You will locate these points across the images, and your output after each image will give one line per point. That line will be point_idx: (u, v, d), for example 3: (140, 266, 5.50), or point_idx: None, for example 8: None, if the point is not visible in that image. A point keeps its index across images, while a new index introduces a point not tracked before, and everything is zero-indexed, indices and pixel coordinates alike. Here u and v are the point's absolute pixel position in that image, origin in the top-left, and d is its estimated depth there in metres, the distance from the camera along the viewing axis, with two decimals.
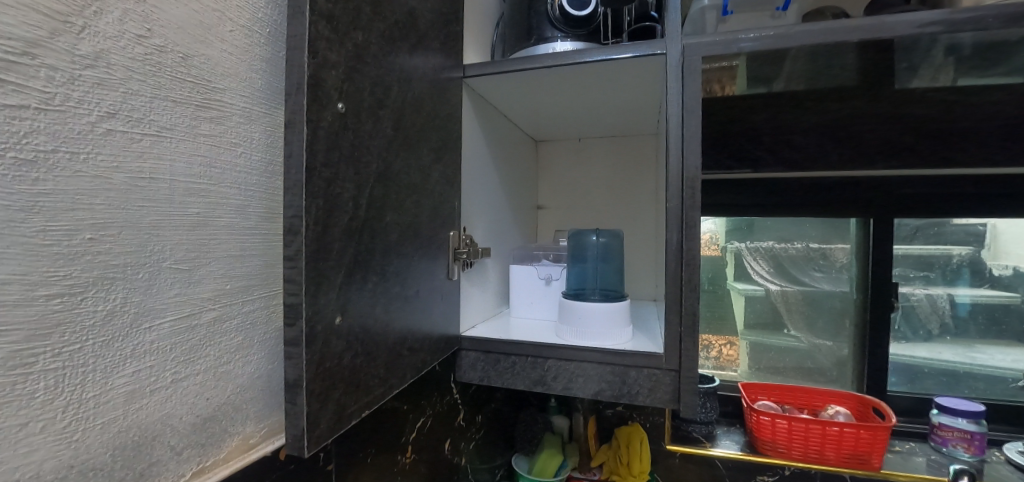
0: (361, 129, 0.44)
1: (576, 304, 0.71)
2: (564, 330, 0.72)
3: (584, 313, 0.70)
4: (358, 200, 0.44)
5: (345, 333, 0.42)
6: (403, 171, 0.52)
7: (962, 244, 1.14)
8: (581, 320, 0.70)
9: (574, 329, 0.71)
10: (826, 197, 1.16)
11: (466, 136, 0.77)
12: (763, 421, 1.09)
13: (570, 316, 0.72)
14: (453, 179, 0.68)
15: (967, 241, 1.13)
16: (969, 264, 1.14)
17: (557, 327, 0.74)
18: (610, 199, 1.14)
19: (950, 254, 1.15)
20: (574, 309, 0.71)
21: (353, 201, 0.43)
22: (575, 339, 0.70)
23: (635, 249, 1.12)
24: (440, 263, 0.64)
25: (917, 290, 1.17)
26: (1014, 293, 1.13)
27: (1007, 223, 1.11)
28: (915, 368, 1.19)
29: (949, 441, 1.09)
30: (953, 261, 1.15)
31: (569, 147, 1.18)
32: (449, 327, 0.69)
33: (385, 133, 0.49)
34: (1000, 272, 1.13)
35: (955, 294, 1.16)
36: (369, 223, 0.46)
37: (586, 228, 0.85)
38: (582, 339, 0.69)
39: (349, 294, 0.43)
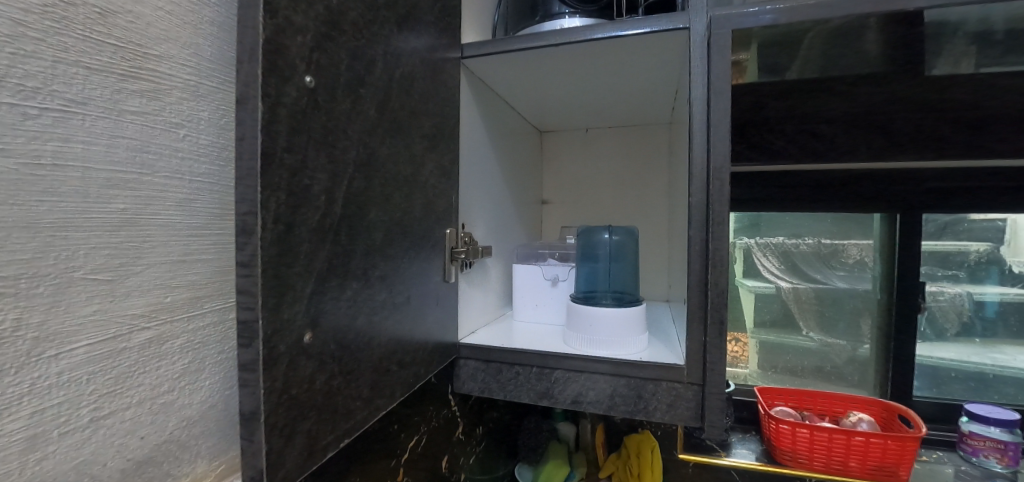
0: (336, 109, 0.37)
1: (587, 311, 0.64)
2: (574, 339, 0.65)
3: (596, 321, 0.63)
4: (333, 193, 0.37)
5: (316, 353, 0.35)
6: (390, 161, 0.45)
7: (979, 240, 1.06)
8: (593, 328, 0.63)
9: (584, 338, 0.64)
10: (850, 190, 1.09)
11: (464, 124, 0.69)
12: (782, 429, 1.01)
13: (581, 324, 0.64)
14: (450, 171, 0.61)
15: (985, 237, 1.06)
16: (988, 261, 1.06)
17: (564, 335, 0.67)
18: (620, 193, 1.07)
19: (967, 251, 1.07)
20: (585, 316, 0.64)
21: (326, 195, 0.36)
22: (587, 349, 0.63)
23: (647, 246, 1.05)
24: (435, 265, 0.57)
25: (942, 289, 1.08)
26: None
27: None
28: (940, 371, 1.10)
29: (980, 452, 0.98)
30: (970, 257, 1.07)
31: (576, 138, 1.11)
32: (446, 335, 0.62)
33: (367, 115, 0.42)
34: (1021, 268, 1.05)
35: (973, 293, 1.08)
36: (347, 220, 0.39)
37: (598, 226, 0.76)
38: (594, 350, 0.62)
39: (321, 305, 0.36)
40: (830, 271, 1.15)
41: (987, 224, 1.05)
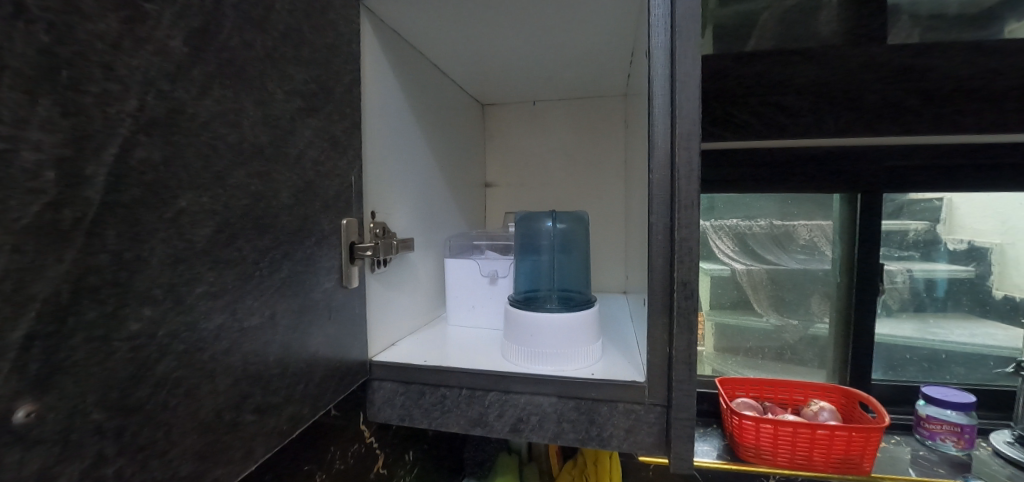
0: (82, 30, 0.23)
1: (527, 318, 0.53)
2: (514, 352, 0.53)
3: (539, 331, 0.51)
4: (78, 169, 0.22)
5: (45, 434, 0.21)
6: (222, 122, 0.31)
7: (919, 219, 1.02)
8: (535, 338, 0.52)
9: (526, 350, 0.52)
10: (811, 167, 1.01)
11: (372, 84, 0.55)
12: (746, 424, 0.93)
13: (522, 335, 0.53)
14: (343, 143, 0.46)
15: (924, 216, 1.02)
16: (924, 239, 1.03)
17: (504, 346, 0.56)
18: (571, 175, 0.96)
19: (906, 230, 1.03)
20: (525, 323, 0.53)
21: (59, 172, 0.22)
22: (531, 365, 0.51)
23: (602, 233, 0.94)
24: (321, 267, 0.43)
25: (892, 269, 1.04)
26: (969, 267, 1.03)
27: (964, 198, 1.01)
28: (895, 352, 1.06)
29: (937, 435, 0.94)
30: (909, 236, 1.03)
31: (522, 112, 0.98)
32: (347, 356, 0.48)
33: (166, 48, 0.27)
34: (954, 247, 1.03)
35: (913, 270, 1.04)
36: (122, 212, 0.24)
37: (539, 212, 0.63)
38: (539, 365, 0.51)
39: (58, 354, 0.22)
40: (789, 254, 1.08)
41: (925, 203, 1.02)
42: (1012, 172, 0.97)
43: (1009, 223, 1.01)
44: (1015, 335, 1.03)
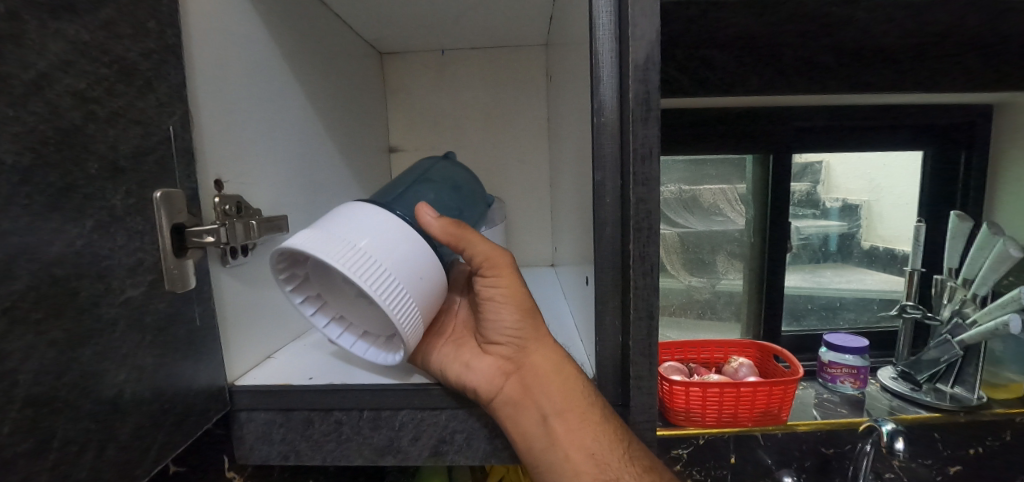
0: None
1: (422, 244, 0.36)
2: (364, 263, 0.32)
3: (431, 276, 0.36)
4: None
5: None
6: None
7: (800, 180, 1.06)
8: (422, 282, 0.35)
9: (396, 280, 0.33)
10: (730, 129, 1.00)
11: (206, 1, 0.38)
12: (676, 389, 0.91)
13: (401, 261, 0.34)
14: (144, 73, 0.30)
15: (803, 176, 1.05)
16: (804, 200, 1.07)
17: (325, 247, 0.32)
18: (488, 136, 0.85)
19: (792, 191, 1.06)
20: (421, 255, 0.36)
21: None
22: (373, 293, 0.32)
23: (525, 202, 0.86)
24: (119, 272, 0.28)
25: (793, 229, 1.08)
26: (840, 221, 1.10)
27: (840, 158, 1.06)
28: (800, 305, 1.12)
29: (837, 378, 1.01)
30: (794, 197, 1.06)
31: (428, 62, 0.83)
32: (189, 391, 0.33)
33: None
34: (831, 206, 1.09)
35: (800, 228, 1.08)
36: None
37: (448, 173, 0.52)
38: (380, 279, 0.32)
39: None
40: (703, 218, 1.08)
41: (808, 167, 1.05)
42: (901, 132, 1.03)
43: (876, 181, 1.08)
44: (884, 279, 1.13)
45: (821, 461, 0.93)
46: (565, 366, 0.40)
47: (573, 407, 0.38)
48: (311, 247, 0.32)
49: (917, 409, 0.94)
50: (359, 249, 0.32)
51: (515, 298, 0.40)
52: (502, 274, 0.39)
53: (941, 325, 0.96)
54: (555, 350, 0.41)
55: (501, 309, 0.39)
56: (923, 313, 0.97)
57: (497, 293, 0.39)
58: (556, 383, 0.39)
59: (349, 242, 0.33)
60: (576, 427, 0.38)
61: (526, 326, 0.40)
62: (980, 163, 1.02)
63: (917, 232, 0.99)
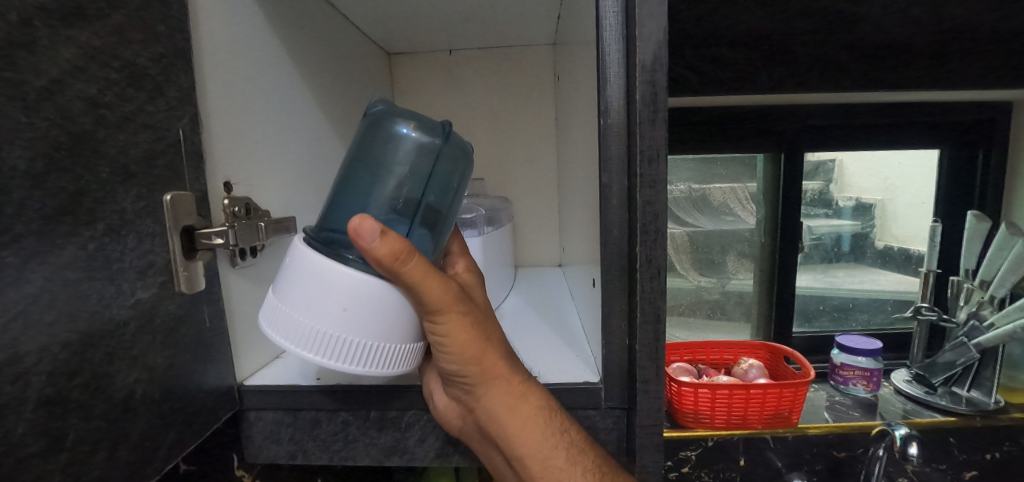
0: None
1: (334, 276, 0.32)
2: (305, 332, 0.33)
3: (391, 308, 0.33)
4: None
5: None
6: None
7: (814, 179, 1.04)
8: (352, 315, 0.32)
9: (330, 334, 0.32)
10: (740, 128, 0.99)
11: (213, 4, 0.38)
12: (685, 391, 0.90)
13: (322, 309, 0.32)
14: (153, 77, 0.30)
15: (816, 175, 1.04)
16: (818, 199, 1.05)
17: (276, 320, 0.33)
18: (495, 136, 0.85)
19: (805, 190, 1.04)
20: (336, 290, 0.32)
21: None
22: (325, 357, 0.33)
23: (532, 201, 0.86)
24: (129, 275, 0.28)
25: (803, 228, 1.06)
26: (853, 221, 1.08)
27: (852, 157, 1.04)
28: (812, 306, 1.11)
29: (849, 381, 0.99)
30: (806, 196, 1.05)
31: (435, 62, 0.83)
32: (199, 392, 0.34)
33: None
34: (844, 205, 1.07)
35: (812, 228, 1.07)
36: None
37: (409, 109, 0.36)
38: (337, 352, 0.33)
39: None
40: (711, 216, 1.07)
41: (821, 166, 1.03)
42: (918, 129, 1.00)
43: (890, 180, 1.06)
44: (898, 279, 1.11)
45: (832, 465, 0.92)
46: (522, 408, 0.36)
47: (535, 453, 0.37)
48: (267, 322, 0.34)
49: (932, 413, 0.93)
50: (291, 319, 0.33)
51: (466, 340, 0.35)
52: (448, 316, 0.33)
53: (957, 327, 0.94)
54: (513, 389, 0.37)
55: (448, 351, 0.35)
56: (938, 315, 0.95)
57: (445, 334, 0.34)
58: (517, 429, 0.37)
59: (285, 307, 0.33)
60: (540, 469, 0.37)
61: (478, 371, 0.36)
62: (999, 161, 1.00)
63: (933, 232, 0.97)
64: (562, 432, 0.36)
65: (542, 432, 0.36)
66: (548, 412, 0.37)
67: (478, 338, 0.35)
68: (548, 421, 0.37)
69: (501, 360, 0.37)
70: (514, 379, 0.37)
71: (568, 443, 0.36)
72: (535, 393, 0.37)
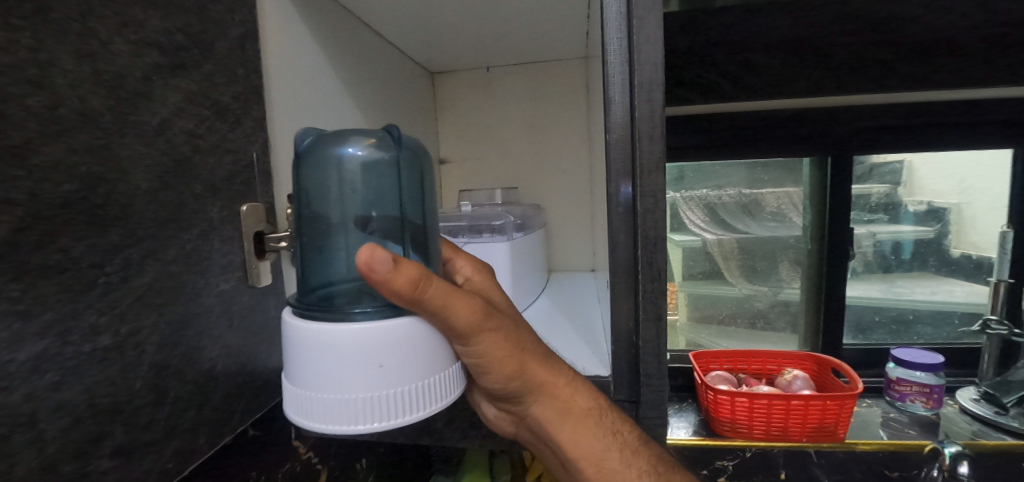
0: None
1: (352, 336, 0.28)
2: (333, 410, 0.29)
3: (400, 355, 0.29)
4: None
5: None
6: (14, 81, 0.23)
7: (882, 181, 0.99)
8: (389, 370, 0.29)
9: (371, 399, 0.29)
10: (781, 133, 0.97)
11: (281, 46, 0.46)
12: (721, 399, 0.90)
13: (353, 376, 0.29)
14: (234, 111, 0.38)
15: (887, 179, 0.99)
16: (886, 202, 1.01)
17: (305, 410, 0.30)
18: (529, 147, 0.89)
19: (870, 193, 1.00)
20: (362, 347, 0.29)
21: None
22: (368, 426, 0.29)
23: (565, 209, 0.90)
24: (214, 270, 0.35)
25: (859, 234, 1.02)
26: (930, 227, 1.01)
27: (924, 158, 0.98)
28: (865, 317, 1.05)
29: (907, 396, 0.94)
30: (872, 200, 1.00)
31: (475, 79, 0.89)
32: (262, 369, 0.40)
33: None
34: (914, 209, 1.01)
35: (872, 233, 1.02)
36: None
37: (340, 131, 0.34)
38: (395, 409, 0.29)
39: None
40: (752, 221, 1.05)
41: (888, 166, 0.98)
42: (984, 129, 0.94)
43: (967, 183, 0.98)
44: (967, 290, 1.03)
45: None
46: (573, 410, 0.40)
47: (592, 453, 0.39)
48: (296, 415, 0.30)
49: (1002, 434, 0.85)
50: (318, 399, 0.29)
51: (502, 360, 0.35)
52: (480, 338, 0.33)
53: None
54: (558, 396, 0.39)
55: (488, 372, 0.35)
56: (1008, 329, 0.91)
57: (487, 358, 0.34)
58: (569, 429, 0.40)
59: (305, 392, 0.29)
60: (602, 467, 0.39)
61: (522, 386, 0.38)
62: None
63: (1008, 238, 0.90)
64: (614, 432, 0.39)
65: (594, 432, 0.39)
66: (598, 414, 0.40)
67: (513, 359, 0.36)
68: (596, 426, 0.39)
69: (541, 373, 0.38)
70: (560, 388, 0.39)
71: (618, 445, 0.39)
72: (582, 396, 0.40)
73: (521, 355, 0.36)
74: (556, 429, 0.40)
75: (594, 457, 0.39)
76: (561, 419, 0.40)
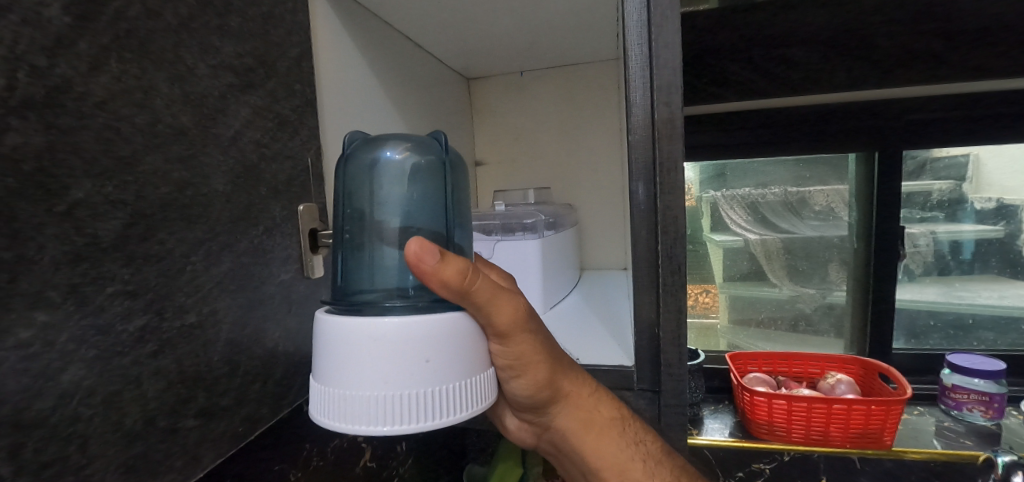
0: None
1: (402, 332, 0.30)
2: (372, 408, 0.30)
3: (442, 352, 0.31)
4: None
5: None
6: (128, 103, 0.28)
7: (942, 177, 0.94)
8: (437, 367, 0.30)
9: (417, 394, 0.30)
10: (824, 128, 0.94)
11: (332, 62, 0.51)
12: (758, 401, 0.88)
13: (396, 372, 0.30)
14: (292, 122, 0.43)
15: (951, 174, 0.94)
16: (950, 200, 0.95)
17: (345, 411, 0.30)
18: (561, 147, 0.91)
19: (931, 190, 0.95)
20: (411, 344, 0.30)
21: None
22: (408, 423, 0.30)
23: (597, 208, 0.91)
24: (276, 261, 0.40)
25: (914, 233, 0.97)
26: (999, 226, 0.95)
27: (991, 151, 0.93)
28: (918, 320, 1.00)
29: (963, 405, 0.89)
30: (933, 197, 0.95)
31: (509, 84, 0.92)
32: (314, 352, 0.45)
33: (60, 34, 0.24)
34: (982, 206, 0.95)
35: (937, 233, 0.97)
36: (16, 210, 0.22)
37: (380, 136, 0.37)
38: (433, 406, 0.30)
39: None
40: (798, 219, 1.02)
41: (947, 159, 0.93)
42: None
43: None
44: None
45: None
46: (598, 419, 0.43)
47: (615, 459, 0.43)
48: (331, 416, 0.30)
49: None
50: (360, 396, 0.30)
51: (534, 366, 0.38)
52: (517, 339, 0.35)
53: None
54: (583, 406, 0.43)
55: (521, 376, 0.38)
56: None
57: (522, 360, 0.37)
58: (593, 439, 0.43)
59: (345, 391, 0.30)
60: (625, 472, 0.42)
61: (550, 395, 0.41)
62: None
63: None
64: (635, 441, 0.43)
65: (617, 441, 0.43)
66: (621, 424, 0.43)
67: (545, 366, 0.39)
68: (619, 436, 0.43)
69: (568, 383, 0.42)
70: (585, 398, 0.43)
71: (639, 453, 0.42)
72: (606, 405, 0.43)
73: (552, 364, 0.40)
74: (580, 435, 0.43)
75: (616, 463, 0.43)
76: (587, 429, 0.43)
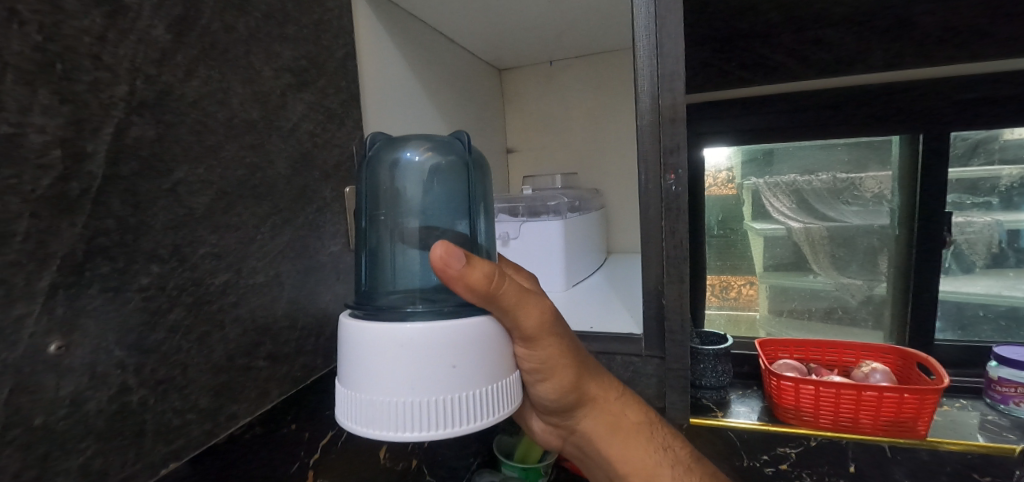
0: (98, 44, 0.27)
1: (424, 338, 0.32)
2: (400, 413, 0.32)
3: (465, 357, 0.33)
4: (105, 152, 0.27)
5: (106, 366, 0.28)
6: (213, 102, 0.35)
7: (1011, 161, 0.90)
8: (461, 370, 0.33)
9: (441, 397, 0.32)
10: (867, 109, 0.90)
11: (373, 59, 0.57)
12: (785, 385, 0.88)
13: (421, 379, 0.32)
14: (339, 115, 0.49)
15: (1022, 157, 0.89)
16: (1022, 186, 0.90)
17: (373, 416, 0.33)
18: (590, 134, 0.94)
19: (999, 176, 0.91)
20: (437, 349, 0.33)
21: (86, 159, 0.27)
22: (434, 427, 0.32)
23: (625, 193, 0.94)
24: (326, 235, 0.46)
25: (975, 220, 0.93)
26: None
27: None
28: (966, 311, 0.96)
29: (1010, 399, 0.86)
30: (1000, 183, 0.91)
31: (539, 73, 0.96)
32: None
33: (166, 47, 0.31)
34: None
35: (1003, 223, 0.93)
36: (137, 185, 0.29)
37: (402, 138, 0.42)
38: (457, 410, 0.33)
39: (94, 305, 0.27)
40: (842, 207, 1.00)
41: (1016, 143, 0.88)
42: None
43: None
44: None
45: None
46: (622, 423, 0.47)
47: (638, 462, 0.47)
48: (365, 422, 0.33)
49: None
50: (391, 400, 0.32)
51: (558, 370, 0.42)
52: (539, 341, 0.39)
53: None
54: (607, 411, 0.47)
55: (547, 379, 0.42)
56: None
57: (546, 362, 0.41)
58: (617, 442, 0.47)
59: (374, 397, 0.33)
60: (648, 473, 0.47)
61: (576, 399, 0.45)
62: None
63: None
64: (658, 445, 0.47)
65: (641, 443, 0.47)
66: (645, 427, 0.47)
67: (569, 370, 0.43)
68: (642, 439, 0.47)
69: (592, 387, 0.46)
70: (610, 405, 0.47)
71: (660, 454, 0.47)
72: (630, 410, 0.47)
73: (575, 369, 0.44)
74: (605, 437, 0.48)
75: (641, 465, 0.47)
76: (612, 431, 0.47)
